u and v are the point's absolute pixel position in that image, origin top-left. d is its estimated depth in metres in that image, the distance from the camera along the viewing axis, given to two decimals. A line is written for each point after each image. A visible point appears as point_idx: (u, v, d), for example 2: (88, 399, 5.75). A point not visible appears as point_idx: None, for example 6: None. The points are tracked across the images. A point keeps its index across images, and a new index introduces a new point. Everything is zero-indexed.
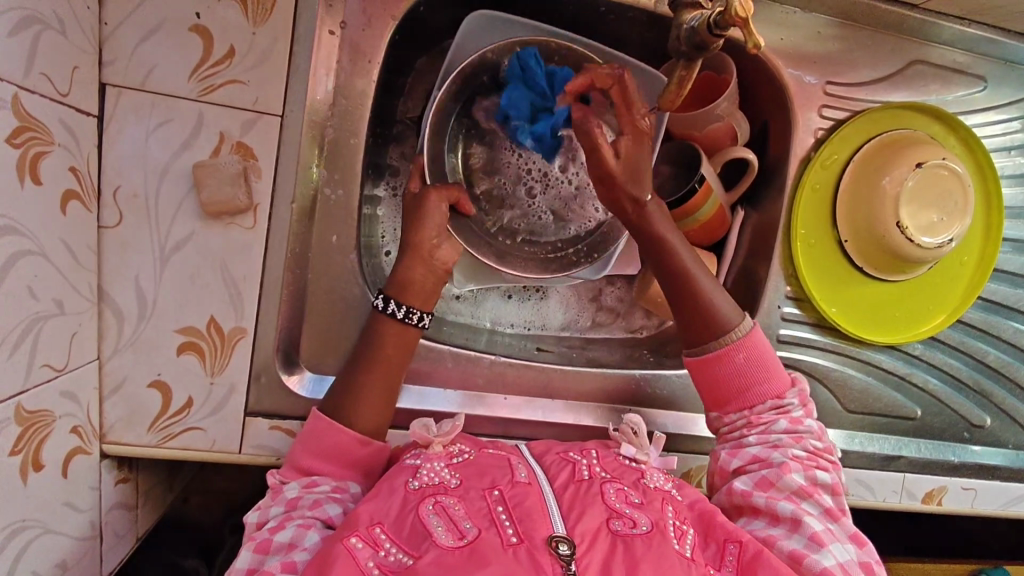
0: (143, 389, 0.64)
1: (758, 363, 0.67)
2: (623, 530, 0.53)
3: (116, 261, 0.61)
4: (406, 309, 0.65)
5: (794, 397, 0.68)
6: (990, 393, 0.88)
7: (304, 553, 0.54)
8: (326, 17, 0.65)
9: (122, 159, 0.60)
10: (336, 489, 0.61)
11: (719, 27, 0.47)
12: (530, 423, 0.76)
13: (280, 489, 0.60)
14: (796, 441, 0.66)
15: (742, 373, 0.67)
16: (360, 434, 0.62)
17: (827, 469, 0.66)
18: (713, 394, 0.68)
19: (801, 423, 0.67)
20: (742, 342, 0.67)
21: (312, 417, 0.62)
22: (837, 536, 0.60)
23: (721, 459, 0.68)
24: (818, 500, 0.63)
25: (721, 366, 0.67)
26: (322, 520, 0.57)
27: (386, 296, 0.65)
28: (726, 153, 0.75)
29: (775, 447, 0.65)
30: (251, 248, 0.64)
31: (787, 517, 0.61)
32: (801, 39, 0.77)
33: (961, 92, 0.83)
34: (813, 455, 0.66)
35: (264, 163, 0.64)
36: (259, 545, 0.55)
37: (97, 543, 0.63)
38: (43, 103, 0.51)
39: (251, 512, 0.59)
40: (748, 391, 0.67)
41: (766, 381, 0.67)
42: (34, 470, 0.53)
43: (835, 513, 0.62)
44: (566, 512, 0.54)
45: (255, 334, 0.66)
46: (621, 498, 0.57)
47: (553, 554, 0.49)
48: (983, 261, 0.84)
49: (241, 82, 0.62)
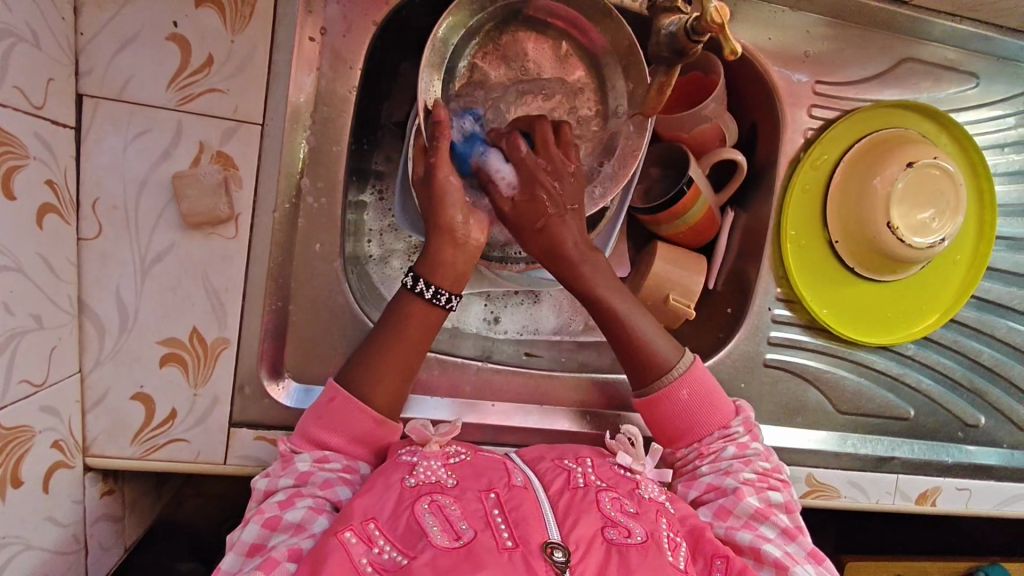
0: (127, 402, 0.63)
1: (700, 399, 0.67)
2: (618, 539, 0.52)
3: (96, 273, 0.61)
4: (433, 289, 0.63)
5: (737, 425, 0.68)
6: (985, 393, 0.88)
7: (310, 539, 0.54)
8: (306, 22, 0.64)
9: (100, 171, 0.60)
10: (346, 468, 0.61)
11: (695, 33, 0.46)
12: (519, 429, 0.76)
13: (291, 460, 0.60)
14: (745, 464, 0.66)
15: (688, 408, 0.67)
16: (378, 414, 0.62)
17: (779, 488, 0.66)
18: (663, 431, 0.68)
19: (747, 446, 0.67)
20: (682, 380, 0.67)
21: (331, 388, 0.61)
22: (796, 559, 0.60)
23: (679, 491, 0.68)
24: (774, 521, 0.63)
25: (666, 404, 0.67)
26: (331, 502, 0.58)
27: (415, 275, 0.64)
28: (715, 156, 0.75)
29: (727, 475, 0.65)
30: (233, 258, 0.64)
31: (747, 548, 0.61)
32: (790, 38, 0.76)
33: (953, 90, 0.82)
34: (763, 477, 0.66)
35: (245, 172, 0.63)
36: (268, 520, 0.55)
37: (81, 557, 0.63)
38: (16, 116, 0.50)
39: (259, 478, 0.59)
40: (697, 426, 0.67)
41: (709, 416, 0.67)
42: (14, 486, 0.53)
43: (792, 532, 0.62)
44: (561, 519, 0.54)
45: (239, 344, 0.65)
46: (616, 507, 0.57)
47: (548, 560, 0.48)
48: (976, 260, 0.83)
49: (220, 90, 0.61)
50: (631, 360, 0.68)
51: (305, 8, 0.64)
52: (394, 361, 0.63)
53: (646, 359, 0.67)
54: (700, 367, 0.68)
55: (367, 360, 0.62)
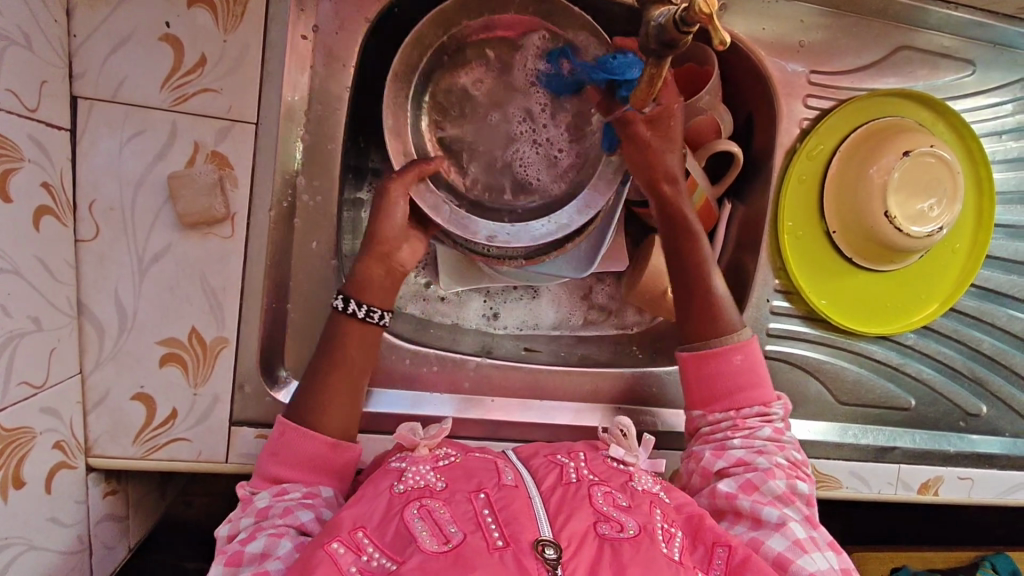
0: (127, 402, 0.63)
1: (752, 370, 0.68)
2: (610, 533, 0.52)
3: (94, 274, 0.61)
4: (365, 307, 0.64)
5: (780, 408, 0.68)
6: (986, 382, 0.87)
7: (278, 562, 0.52)
8: (298, 21, 0.64)
9: (97, 172, 0.60)
10: (308, 495, 0.59)
11: (685, 24, 0.45)
12: (519, 424, 0.76)
13: (250, 501, 0.59)
14: (779, 449, 0.66)
15: (738, 374, 0.67)
16: (330, 438, 0.61)
17: (807, 480, 0.65)
18: (701, 392, 0.68)
19: (784, 433, 0.67)
20: (741, 344, 0.67)
21: (279, 424, 0.61)
22: (818, 543, 0.59)
23: (704, 459, 0.67)
24: (799, 508, 0.62)
25: (718, 362, 0.67)
26: (295, 528, 0.56)
27: (345, 296, 0.64)
28: (710, 147, 0.75)
29: (760, 453, 0.65)
30: (229, 257, 0.64)
31: (772, 523, 0.60)
32: (784, 28, 0.75)
33: (949, 78, 0.82)
34: (793, 466, 0.66)
35: (240, 171, 0.63)
36: (230, 559, 0.53)
37: (86, 556, 0.63)
38: (10, 120, 0.51)
39: (222, 525, 0.58)
40: (738, 394, 0.67)
41: (759, 387, 0.67)
42: (15, 487, 0.53)
43: (813, 521, 0.61)
44: (553, 516, 0.54)
45: (237, 343, 0.65)
46: (609, 502, 0.57)
47: (539, 558, 0.48)
48: (976, 248, 0.83)
49: (214, 90, 0.62)
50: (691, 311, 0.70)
51: (297, 7, 0.64)
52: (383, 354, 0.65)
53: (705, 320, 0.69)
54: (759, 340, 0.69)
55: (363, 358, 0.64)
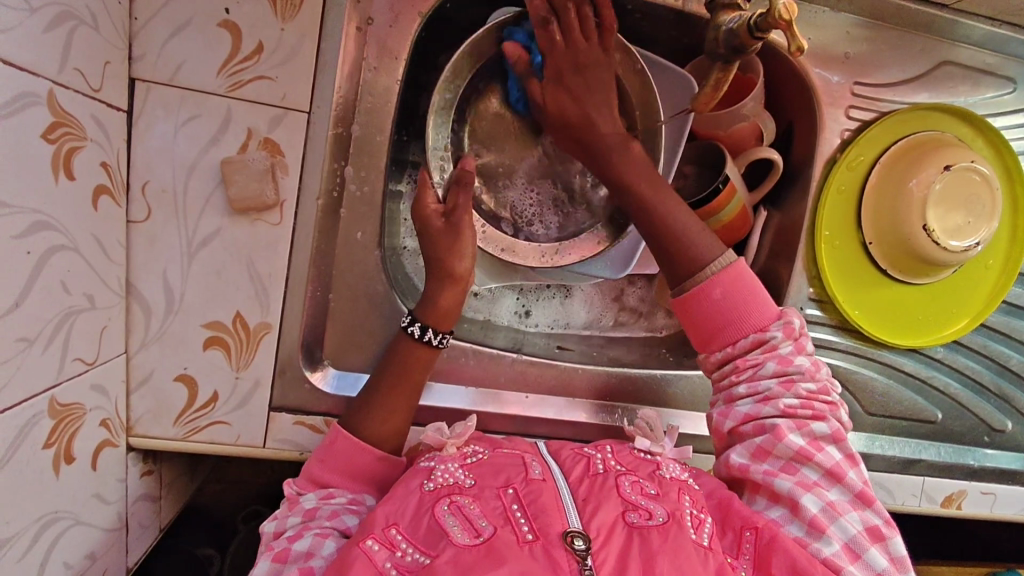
0: (170, 383, 0.64)
1: (737, 300, 0.63)
2: (639, 522, 0.53)
3: (144, 256, 0.62)
4: (440, 336, 0.65)
5: (777, 331, 0.62)
6: (1012, 399, 0.88)
7: (323, 561, 0.53)
8: (353, 13, 0.65)
9: (151, 155, 0.61)
10: (352, 501, 0.60)
11: (760, 29, 0.48)
12: (550, 421, 0.77)
13: (297, 502, 0.60)
14: (786, 387, 0.61)
15: (723, 307, 0.63)
16: (382, 452, 0.62)
17: (824, 415, 0.61)
18: (700, 333, 0.64)
19: (791, 362, 0.62)
20: (718, 278, 0.63)
21: (334, 431, 0.62)
22: (839, 510, 0.57)
23: (715, 420, 0.65)
24: (819, 462, 0.59)
25: (699, 303, 0.63)
26: (339, 530, 0.57)
27: (417, 322, 0.65)
28: (750, 154, 0.75)
29: (766, 401, 0.61)
30: (277, 244, 0.64)
31: (785, 496, 0.58)
32: (829, 38, 0.76)
33: (989, 94, 0.82)
34: (807, 402, 0.61)
35: (291, 159, 0.64)
36: (277, 554, 0.54)
37: (123, 535, 0.64)
38: (77, 98, 0.51)
39: (268, 522, 0.59)
40: (734, 324, 0.63)
41: (749, 313, 0.62)
42: (66, 462, 0.54)
43: (838, 473, 0.59)
44: (581, 505, 0.54)
45: (280, 329, 0.66)
46: (636, 491, 0.57)
47: (569, 549, 0.49)
48: (1008, 264, 0.83)
49: (269, 78, 0.62)
50: (670, 245, 0.64)
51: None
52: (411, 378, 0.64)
53: (684, 249, 0.64)
54: (741, 268, 0.64)
55: (405, 363, 0.64)
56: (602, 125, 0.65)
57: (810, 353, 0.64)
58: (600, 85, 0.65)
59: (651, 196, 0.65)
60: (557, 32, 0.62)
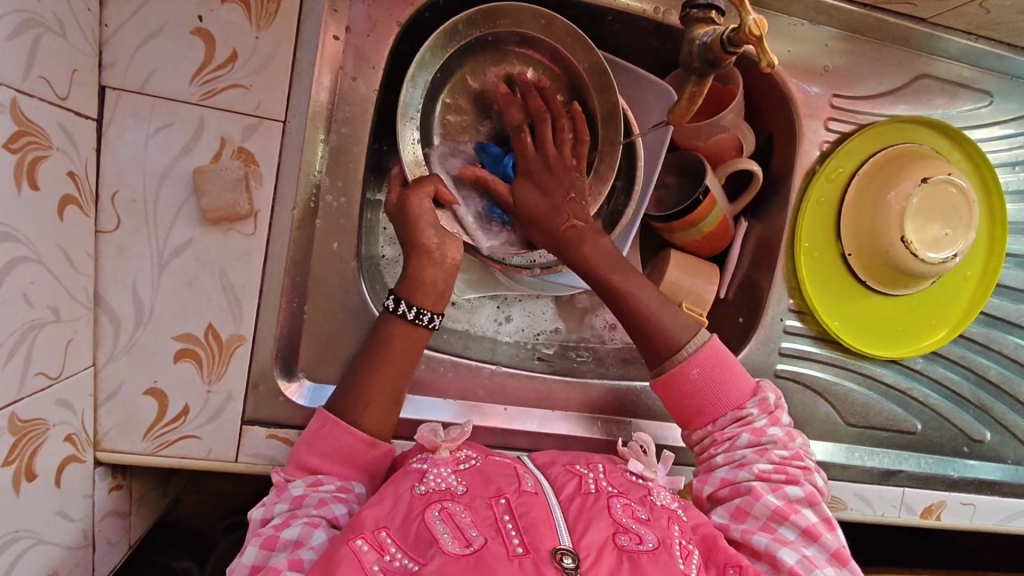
0: (140, 397, 0.63)
1: (712, 380, 0.64)
2: (629, 546, 0.52)
3: (113, 267, 0.60)
4: (415, 310, 0.63)
5: (753, 407, 0.65)
6: (991, 409, 0.88)
7: (311, 552, 0.52)
8: (330, 21, 0.65)
9: (120, 164, 0.59)
10: (342, 488, 0.59)
11: (732, 44, 0.49)
12: (529, 433, 0.76)
13: (285, 488, 0.59)
14: (760, 454, 0.63)
15: (700, 387, 0.64)
16: (367, 436, 0.60)
17: (798, 480, 0.62)
18: (682, 412, 0.66)
19: (764, 432, 0.64)
20: (695, 357, 0.64)
21: (317, 417, 0.60)
22: (816, 564, 0.57)
23: (695, 487, 0.66)
24: (795, 521, 0.59)
25: (677, 384, 0.65)
26: (328, 519, 0.56)
27: (394, 297, 0.63)
28: (731, 165, 0.75)
29: (741, 468, 0.63)
30: (251, 254, 0.63)
31: (763, 553, 0.58)
32: (809, 51, 0.76)
33: (966, 107, 0.83)
34: (779, 467, 0.62)
35: (265, 168, 0.63)
36: (265, 541, 0.53)
37: (89, 552, 0.62)
38: (42, 107, 0.50)
39: (257, 508, 0.58)
40: (708, 407, 0.65)
41: (721, 395, 0.64)
42: (27, 479, 0.52)
43: (815, 533, 0.59)
44: (572, 526, 0.53)
45: (253, 341, 0.65)
46: (627, 514, 0.56)
47: (558, 566, 0.48)
48: (986, 276, 0.84)
49: (242, 86, 0.61)
50: (638, 324, 0.66)
51: (331, 6, 0.65)
52: (395, 378, 0.62)
53: (657, 335, 0.66)
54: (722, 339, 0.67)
55: (382, 375, 0.62)
56: (566, 216, 0.68)
57: (784, 424, 0.66)
58: (558, 182, 0.68)
59: (609, 276, 0.66)
60: (529, 138, 0.69)
